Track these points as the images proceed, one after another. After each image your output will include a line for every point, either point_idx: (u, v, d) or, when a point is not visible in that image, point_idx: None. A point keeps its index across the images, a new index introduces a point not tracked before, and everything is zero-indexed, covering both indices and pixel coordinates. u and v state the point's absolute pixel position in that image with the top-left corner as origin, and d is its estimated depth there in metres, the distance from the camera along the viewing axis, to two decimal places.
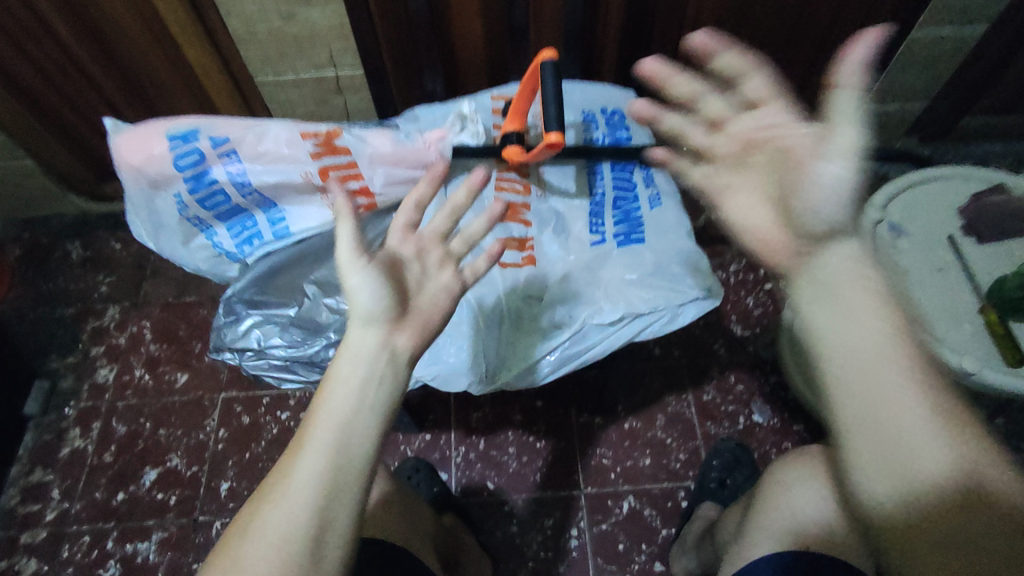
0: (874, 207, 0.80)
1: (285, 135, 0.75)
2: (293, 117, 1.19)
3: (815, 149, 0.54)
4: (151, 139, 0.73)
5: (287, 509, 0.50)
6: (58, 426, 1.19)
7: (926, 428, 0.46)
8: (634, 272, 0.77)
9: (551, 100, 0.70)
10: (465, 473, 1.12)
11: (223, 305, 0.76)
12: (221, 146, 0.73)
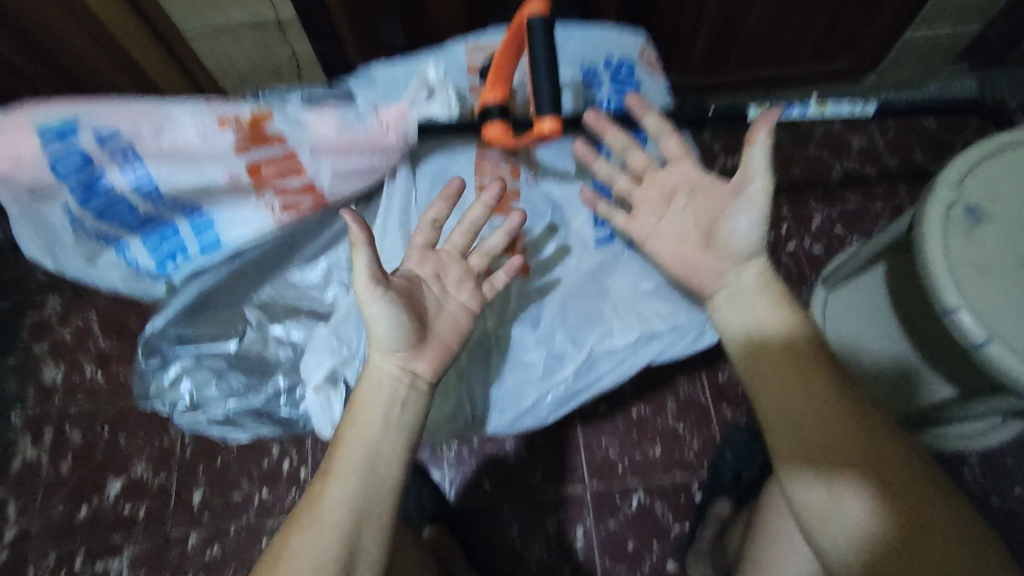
0: (946, 186, 0.64)
1: (196, 123, 0.57)
2: (230, 68, 0.98)
3: (718, 208, 0.55)
4: (15, 137, 0.54)
5: (316, 548, 0.46)
6: (5, 436, 1.07)
7: (855, 454, 0.46)
8: (651, 280, 0.62)
9: (541, 78, 0.53)
10: (459, 471, 1.01)
11: (143, 347, 0.64)
12: (111, 143, 0.55)
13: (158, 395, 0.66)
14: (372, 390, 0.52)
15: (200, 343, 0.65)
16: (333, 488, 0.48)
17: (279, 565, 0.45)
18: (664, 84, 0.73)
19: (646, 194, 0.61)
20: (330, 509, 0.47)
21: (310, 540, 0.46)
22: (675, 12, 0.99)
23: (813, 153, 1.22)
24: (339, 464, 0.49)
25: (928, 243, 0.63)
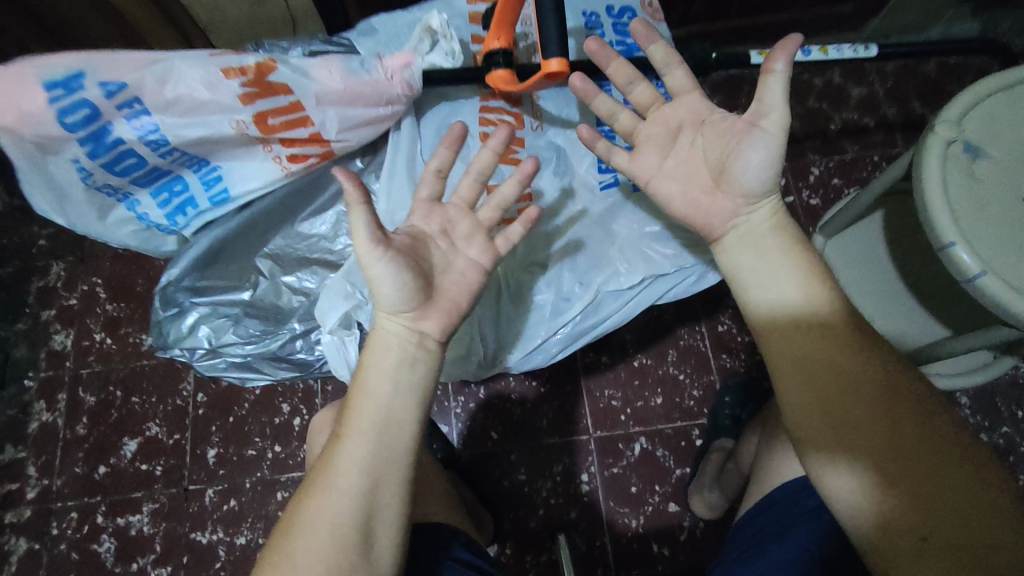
0: (948, 123, 0.65)
1: (201, 73, 0.57)
2: (224, 25, 0.96)
3: (733, 139, 0.53)
4: (19, 88, 0.52)
5: (334, 505, 0.47)
6: (20, 400, 1.09)
7: (868, 412, 0.47)
8: (657, 222, 0.63)
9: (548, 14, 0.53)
10: (466, 423, 1.04)
11: (159, 296, 0.67)
12: (118, 94, 0.54)
13: (176, 341, 0.69)
14: (381, 351, 0.52)
15: (215, 294, 0.69)
16: (346, 447, 0.49)
17: (298, 531, 0.47)
18: (665, 32, 0.74)
19: (652, 131, 0.58)
20: (344, 466, 0.48)
21: (327, 494, 0.47)
22: None
23: (811, 104, 1.22)
24: (352, 423, 0.49)
25: (927, 179, 0.64)
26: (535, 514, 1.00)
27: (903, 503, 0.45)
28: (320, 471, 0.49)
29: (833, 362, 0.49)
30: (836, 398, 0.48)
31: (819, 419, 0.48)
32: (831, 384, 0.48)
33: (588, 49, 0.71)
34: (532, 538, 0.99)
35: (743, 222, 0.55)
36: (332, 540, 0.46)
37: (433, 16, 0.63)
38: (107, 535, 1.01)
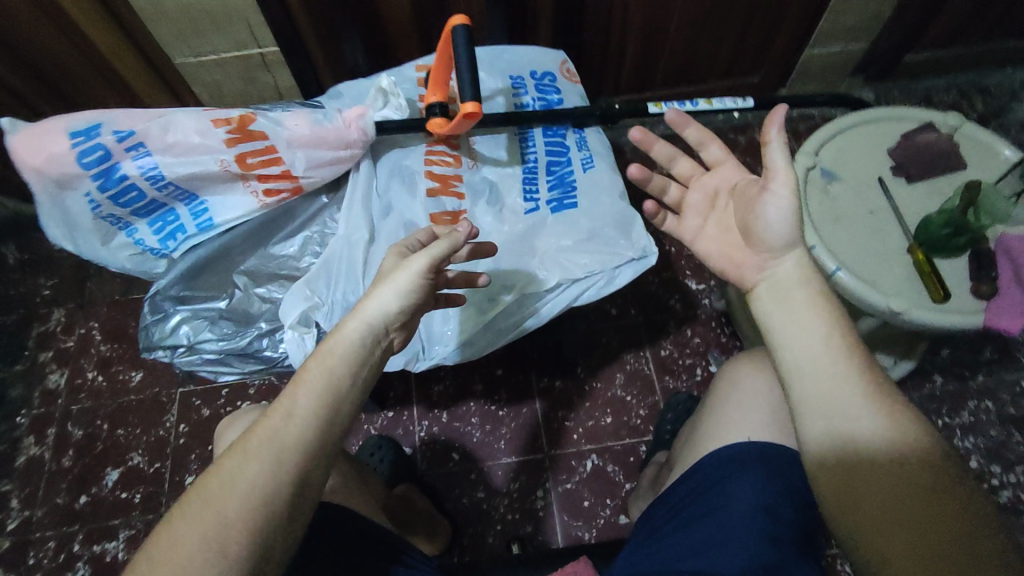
0: (805, 154, 0.79)
1: (195, 123, 0.71)
2: (220, 98, 1.14)
3: (755, 198, 0.59)
4: (49, 137, 0.68)
5: (266, 476, 0.47)
6: (11, 435, 1.16)
7: (877, 452, 0.47)
8: (570, 238, 0.76)
9: (464, 70, 0.68)
10: (429, 445, 1.13)
11: (149, 303, 0.76)
12: (126, 139, 0.69)
13: (160, 341, 0.76)
14: (335, 346, 0.53)
15: (198, 299, 0.77)
16: (275, 425, 0.48)
17: (228, 489, 0.46)
18: (580, 90, 0.90)
19: (693, 197, 0.68)
20: (269, 443, 0.48)
21: (245, 469, 0.46)
22: (602, 39, 1.17)
23: (736, 158, 1.40)
24: (286, 403, 0.50)
25: (791, 197, 0.77)
26: (493, 530, 1.07)
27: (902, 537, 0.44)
28: (258, 441, 0.48)
29: (869, 438, 0.47)
30: (883, 503, 0.46)
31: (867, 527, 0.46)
32: (879, 489, 0.46)
33: (515, 105, 0.86)
34: (490, 553, 1.05)
35: (772, 267, 0.57)
36: (243, 514, 0.45)
37: (383, 78, 0.79)
38: (82, 562, 1.06)
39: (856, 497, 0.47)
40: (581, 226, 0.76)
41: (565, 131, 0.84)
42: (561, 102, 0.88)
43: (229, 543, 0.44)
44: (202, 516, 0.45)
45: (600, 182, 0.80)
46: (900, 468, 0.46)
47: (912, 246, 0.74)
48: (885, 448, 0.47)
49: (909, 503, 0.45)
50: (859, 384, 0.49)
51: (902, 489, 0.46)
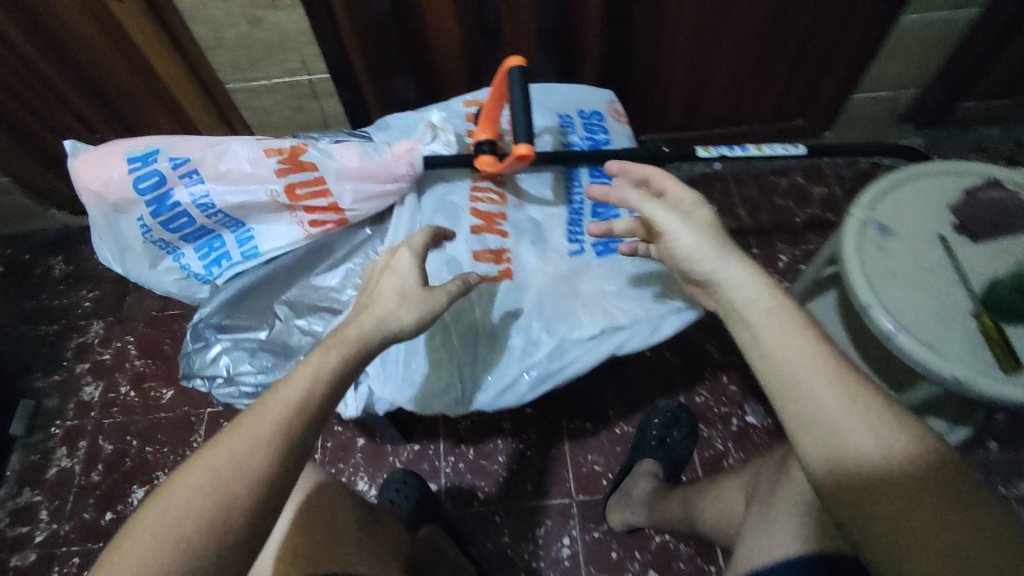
0: (861, 207, 0.77)
1: (248, 153, 0.72)
2: (269, 124, 1.16)
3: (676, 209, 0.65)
4: (111, 162, 0.70)
5: (260, 458, 0.45)
6: (43, 446, 1.17)
7: (861, 416, 0.45)
8: (614, 283, 0.75)
9: (518, 106, 0.68)
10: (455, 481, 1.10)
11: (191, 332, 0.77)
12: (180, 165, 0.71)
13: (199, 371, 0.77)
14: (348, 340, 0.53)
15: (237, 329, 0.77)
16: (284, 405, 0.47)
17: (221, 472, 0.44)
18: (627, 131, 0.89)
19: None
20: (277, 425, 0.46)
21: (244, 448, 0.45)
22: (647, 79, 1.17)
23: (778, 201, 1.37)
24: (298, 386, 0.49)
25: (846, 253, 0.75)
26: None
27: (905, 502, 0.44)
28: (252, 422, 0.46)
29: (851, 404, 0.46)
30: (903, 513, 0.43)
31: (889, 538, 0.43)
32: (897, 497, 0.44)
33: (564, 144, 0.85)
34: None
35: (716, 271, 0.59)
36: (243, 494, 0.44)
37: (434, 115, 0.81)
38: None
39: (878, 507, 0.44)
40: (627, 270, 0.75)
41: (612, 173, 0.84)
42: (608, 142, 0.86)
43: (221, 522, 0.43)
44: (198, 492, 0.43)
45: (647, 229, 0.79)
46: (886, 428, 0.45)
47: (976, 309, 0.70)
48: (870, 411, 0.46)
49: (932, 515, 0.43)
50: (840, 368, 0.48)
51: (892, 450, 0.44)
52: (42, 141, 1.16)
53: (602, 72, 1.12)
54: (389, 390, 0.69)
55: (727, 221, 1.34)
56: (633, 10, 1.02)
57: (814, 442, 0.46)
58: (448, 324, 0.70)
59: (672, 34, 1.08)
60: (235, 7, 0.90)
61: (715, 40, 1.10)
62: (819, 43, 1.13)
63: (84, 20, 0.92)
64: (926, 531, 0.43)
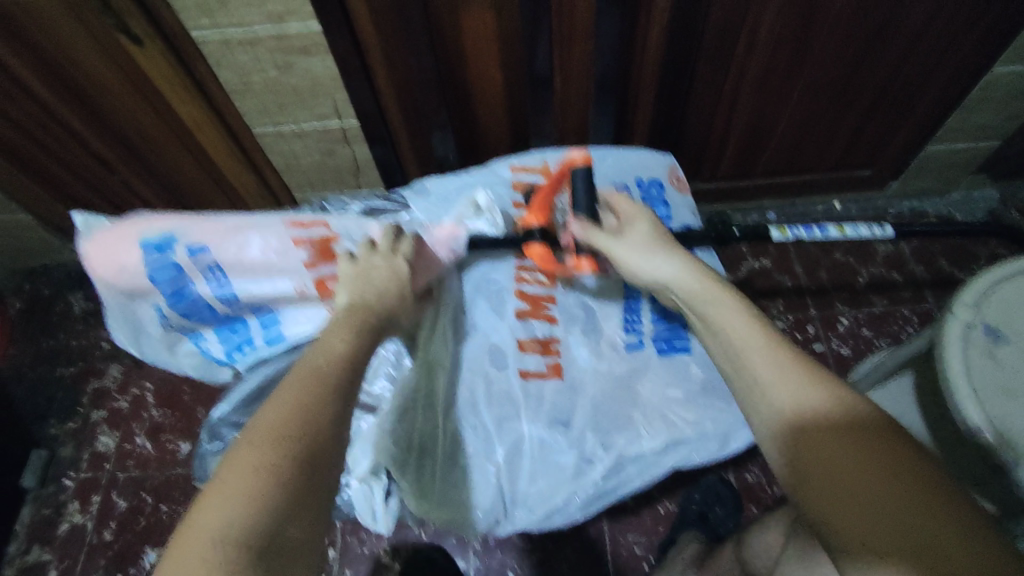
0: (965, 308, 0.69)
1: (275, 241, 0.66)
2: (297, 168, 1.09)
3: None
4: (123, 249, 0.64)
5: (259, 494, 0.39)
6: (56, 499, 1.12)
7: (781, 376, 0.46)
8: (679, 388, 0.66)
9: (580, 188, 0.67)
10: (485, 562, 1.01)
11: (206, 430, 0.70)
12: (199, 254, 0.64)
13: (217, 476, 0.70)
14: (309, 394, 0.45)
15: None
16: (244, 488, 0.39)
17: (219, 508, 0.38)
18: (690, 203, 0.80)
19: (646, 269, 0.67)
20: (245, 516, 0.38)
21: (238, 485, 0.39)
22: (703, 127, 1.08)
23: (838, 256, 1.26)
24: (253, 462, 0.40)
25: (949, 360, 0.67)
26: None
27: (832, 442, 0.42)
28: (245, 454, 0.41)
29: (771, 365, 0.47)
30: (838, 461, 0.41)
31: (824, 488, 0.41)
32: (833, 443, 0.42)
33: None
34: None
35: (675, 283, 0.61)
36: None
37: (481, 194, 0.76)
38: None
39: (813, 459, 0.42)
40: (693, 374, 0.67)
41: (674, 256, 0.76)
42: (670, 218, 0.78)
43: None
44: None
45: None
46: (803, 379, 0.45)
47: None
48: (791, 368, 0.46)
49: (865, 460, 0.40)
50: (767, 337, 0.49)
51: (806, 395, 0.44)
52: (62, 181, 1.10)
53: (656, 120, 1.03)
54: (430, 510, 0.64)
55: (782, 277, 1.24)
56: (695, 57, 0.92)
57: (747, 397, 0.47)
58: (487, 434, 0.64)
59: (735, 83, 0.98)
60: (264, 53, 0.84)
61: (782, 89, 1.01)
62: (895, 92, 1.03)
63: (106, 65, 0.86)
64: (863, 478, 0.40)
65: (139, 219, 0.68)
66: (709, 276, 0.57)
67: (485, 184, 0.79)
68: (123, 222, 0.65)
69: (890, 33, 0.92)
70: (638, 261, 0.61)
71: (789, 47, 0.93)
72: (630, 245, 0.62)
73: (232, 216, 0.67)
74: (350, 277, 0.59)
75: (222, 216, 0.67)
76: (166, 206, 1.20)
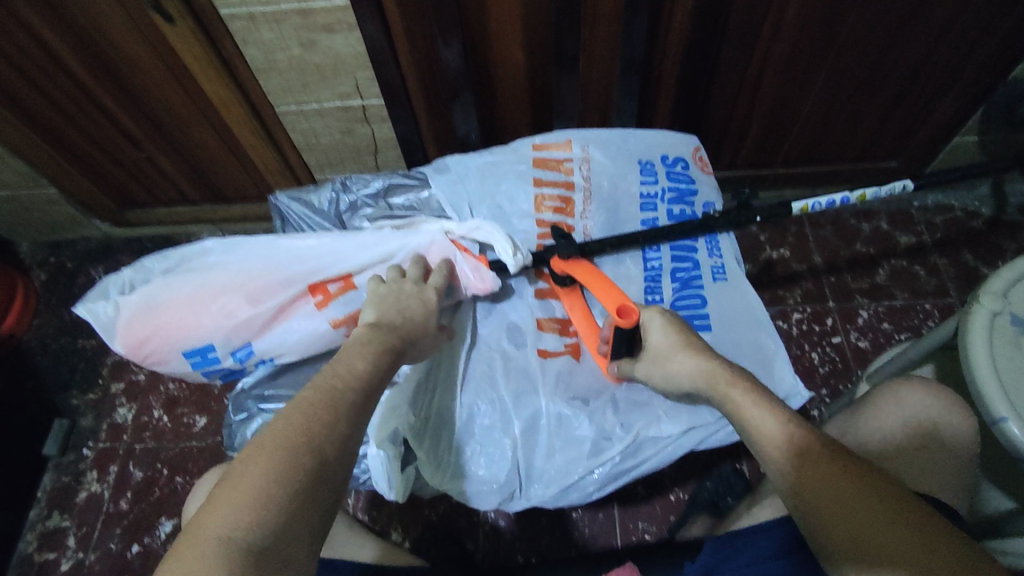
0: (993, 296, 0.68)
1: (302, 319, 0.71)
2: (317, 147, 1.09)
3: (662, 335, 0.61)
4: (168, 358, 0.71)
5: (268, 500, 0.40)
6: (75, 468, 1.15)
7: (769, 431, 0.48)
8: None
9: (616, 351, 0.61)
10: (494, 541, 1.00)
11: (232, 402, 0.76)
12: (240, 351, 0.72)
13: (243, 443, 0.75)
14: (315, 415, 0.45)
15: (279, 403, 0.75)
16: (241, 502, 0.40)
17: (231, 505, 0.40)
18: (714, 181, 0.81)
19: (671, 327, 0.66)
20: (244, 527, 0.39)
21: (251, 487, 0.40)
22: (725, 114, 1.07)
23: (859, 248, 1.25)
24: (255, 474, 0.41)
25: (974, 350, 0.66)
26: None
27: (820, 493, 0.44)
28: (261, 455, 0.42)
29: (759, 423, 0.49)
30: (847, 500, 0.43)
31: (830, 523, 0.43)
32: (838, 476, 0.45)
33: (641, 197, 0.78)
34: None
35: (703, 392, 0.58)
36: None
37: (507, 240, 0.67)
38: None
39: (823, 489, 0.45)
40: None
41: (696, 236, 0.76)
42: (694, 194, 0.79)
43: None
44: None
45: (730, 300, 0.73)
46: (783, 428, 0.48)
47: None
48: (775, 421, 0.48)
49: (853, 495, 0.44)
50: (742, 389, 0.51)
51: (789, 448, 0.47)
52: (87, 156, 1.12)
53: (678, 105, 1.02)
54: (446, 484, 0.64)
55: (802, 269, 1.23)
56: (721, 40, 0.91)
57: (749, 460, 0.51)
58: (504, 407, 0.64)
59: (760, 67, 0.97)
60: (288, 29, 0.84)
61: (808, 75, 0.99)
62: (925, 81, 1.01)
63: (133, 39, 0.87)
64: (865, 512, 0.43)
65: (142, 303, 0.70)
66: (726, 374, 0.53)
67: (507, 161, 0.79)
68: (144, 331, 0.69)
69: (922, 19, 0.90)
70: (667, 368, 0.57)
71: (817, 32, 0.91)
72: (654, 352, 0.59)
73: (242, 304, 0.70)
74: (378, 301, 0.60)
75: (234, 306, 0.70)
76: (188, 183, 1.21)
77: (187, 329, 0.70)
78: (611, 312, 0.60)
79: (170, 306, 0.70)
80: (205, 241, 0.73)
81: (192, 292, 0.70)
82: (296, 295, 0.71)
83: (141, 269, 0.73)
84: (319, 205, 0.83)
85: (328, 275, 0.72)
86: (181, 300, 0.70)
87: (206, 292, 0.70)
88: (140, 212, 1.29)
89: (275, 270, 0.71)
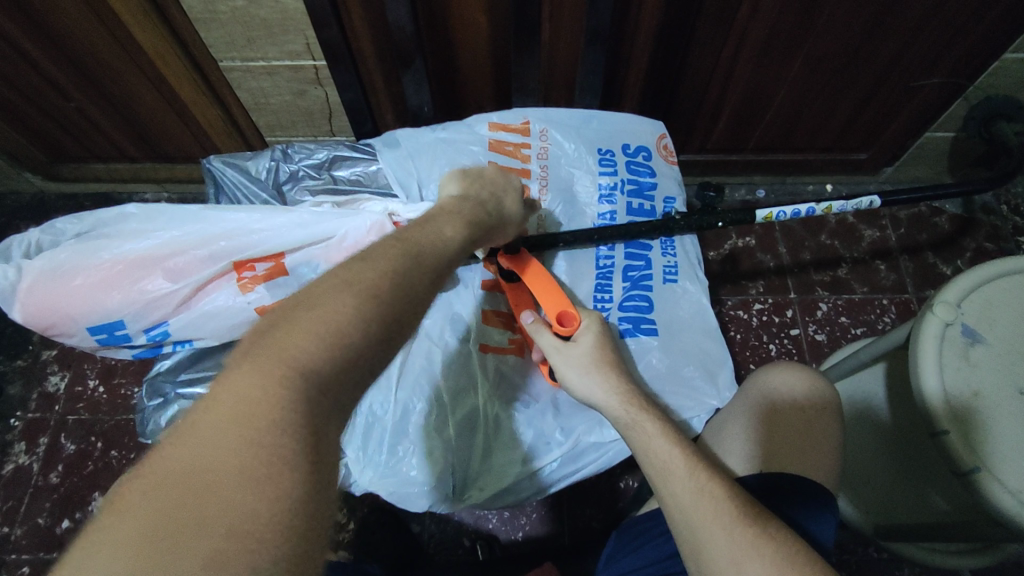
0: (945, 304, 0.67)
1: (225, 297, 0.68)
2: (266, 107, 1.01)
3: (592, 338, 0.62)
4: (68, 329, 0.66)
5: (276, 395, 0.35)
6: (1, 438, 1.07)
7: (659, 441, 0.51)
8: (638, 376, 0.69)
9: (550, 329, 0.60)
10: (440, 525, 0.96)
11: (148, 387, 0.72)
12: (154, 330, 0.68)
13: (154, 433, 0.71)
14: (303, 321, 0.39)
15: (196, 388, 0.72)
16: (306, 341, 0.37)
17: (222, 407, 0.34)
18: (677, 175, 0.78)
19: None
20: (309, 360, 0.37)
21: (257, 387, 0.35)
22: (701, 93, 1.02)
23: (824, 240, 1.24)
24: (264, 369, 0.35)
25: (922, 360, 0.65)
26: None
27: (695, 492, 0.47)
28: (273, 344, 0.36)
29: (648, 433, 0.52)
30: (698, 497, 0.47)
31: (698, 528, 0.45)
32: (711, 476, 0.48)
33: (599, 189, 0.76)
34: None
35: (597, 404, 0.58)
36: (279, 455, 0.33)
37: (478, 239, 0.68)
38: None
39: (680, 486, 0.48)
40: (657, 358, 0.70)
41: (653, 239, 0.75)
42: (655, 187, 0.77)
43: (268, 492, 0.32)
44: (213, 467, 0.32)
45: (679, 300, 0.73)
46: (667, 441, 0.51)
47: None
48: (668, 438, 0.51)
49: (716, 499, 0.46)
50: (630, 396, 0.55)
51: (673, 451, 0.50)
52: (11, 105, 1.02)
53: (651, 82, 0.97)
54: (371, 482, 0.62)
55: (766, 258, 1.21)
56: (697, 16, 0.86)
57: (640, 458, 0.51)
58: (441, 405, 0.64)
59: (736, 48, 0.92)
60: None
61: (785, 61, 0.95)
62: (906, 72, 0.97)
63: None
64: (720, 506, 0.46)
65: (42, 270, 0.65)
66: (640, 402, 0.54)
67: (459, 139, 0.76)
68: (46, 301, 0.64)
69: (907, 7, 0.85)
70: (575, 381, 0.58)
71: (798, 15, 0.87)
72: (567, 360, 0.58)
73: (159, 279, 0.66)
74: (469, 178, 0.60)
75: (150, 282, 0.66)
76: (127, 139, 1.12)
77: (96, 304, 0.65)
78: (552, 318, 0.61)
79: (78, 277, 0.65)
80: (124, 206, 0.67)
81: (104, 263, 0.65)
82: (218, 273, 0.67)
83: (51, 230, 0.67)
84: (256, 172, 0.77)
85: (255, 254, 0.68)
86: (91, 270, 0.65)
87: (118, 264, 0.65)
88: (76, 167, 1.20)
89: (196, 246, 0.66)
